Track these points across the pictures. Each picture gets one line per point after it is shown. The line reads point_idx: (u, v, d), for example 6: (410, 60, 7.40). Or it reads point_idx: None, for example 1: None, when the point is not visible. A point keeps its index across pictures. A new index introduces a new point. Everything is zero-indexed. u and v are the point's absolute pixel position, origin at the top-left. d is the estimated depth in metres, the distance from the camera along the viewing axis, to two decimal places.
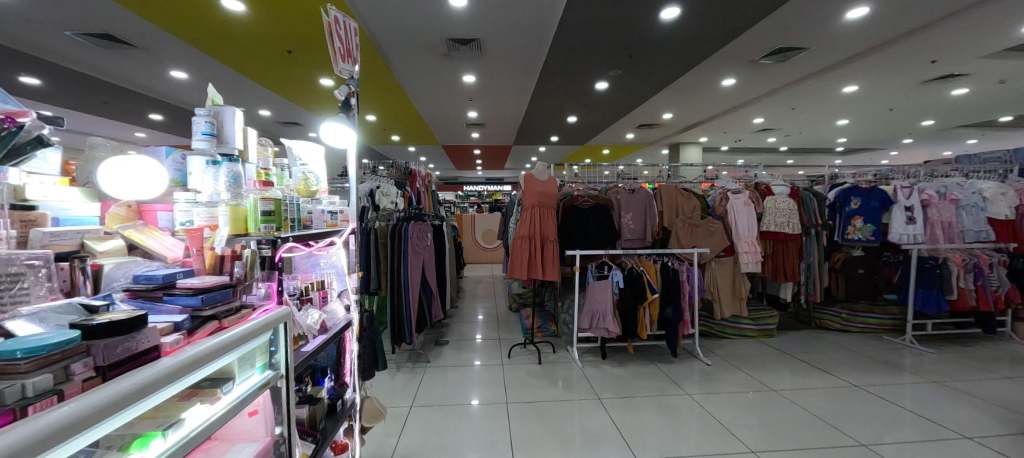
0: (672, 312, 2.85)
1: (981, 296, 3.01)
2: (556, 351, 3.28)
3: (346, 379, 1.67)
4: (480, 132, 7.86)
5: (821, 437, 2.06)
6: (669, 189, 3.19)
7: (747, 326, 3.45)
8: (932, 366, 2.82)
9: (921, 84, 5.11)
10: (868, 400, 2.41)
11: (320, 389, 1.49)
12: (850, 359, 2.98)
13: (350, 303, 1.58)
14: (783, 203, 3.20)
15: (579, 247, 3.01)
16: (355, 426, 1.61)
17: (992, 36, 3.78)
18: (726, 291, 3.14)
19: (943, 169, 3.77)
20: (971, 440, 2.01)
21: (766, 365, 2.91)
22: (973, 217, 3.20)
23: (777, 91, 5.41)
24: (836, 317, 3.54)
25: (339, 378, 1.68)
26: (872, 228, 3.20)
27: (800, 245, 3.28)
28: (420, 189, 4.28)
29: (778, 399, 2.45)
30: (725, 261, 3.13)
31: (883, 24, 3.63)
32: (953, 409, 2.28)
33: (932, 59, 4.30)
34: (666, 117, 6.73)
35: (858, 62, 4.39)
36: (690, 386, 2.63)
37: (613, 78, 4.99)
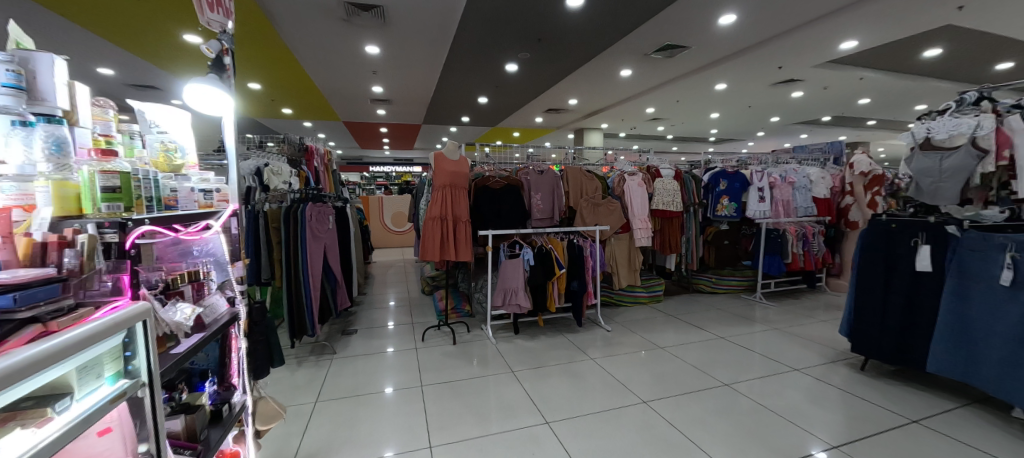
0: (578, 285, 3.08)
1: (806, 258, 3.83)
2: (470, 330, 3.32)
3: (232, 381, 1.50)
4: (387, 109, 7.38)
5: (696, 381, 2.46)
6: (575, 171, 3.38)
7: (640, 293, 3.89)
8: (774, 316, 3.52)
9: (772, 86, 6.14)
10: (729, 348, 2.93)
11: (199, 396, 1.32)
12: (718, 315, 3.57)
13: (236, 294, 1.42)
14: (669, 185, 3.64)
15: (491, 227, 3.07)
16: (248, 430, 1.46)
17: (819, 50, 4.70)
18: (624, 263, 3.49)
19: (785, 157, 4.62)
20: (798, 371, 2.58)
21: (656, 327, 3.34)
22: (803, 196, 3.97)
23: (666, 84, 6.03)
24: (708, 281, 4.20)
25: (223, 380, 1.50)
26: (734, 206, 3.80)
27: (681, 222, 3.78)
28: (318, 168, 3.90)
29: (664, 355, 2.84)
30: (622, 237, 3.47)
31: (745, 32, 4.26)
32: (788, 348, 2.89)
33: (778, 65, 5.20)
34: (571, 102, 7.08)
35: (726, 63, 5.11)
36: (594, 351, 2.91)
37: (523, 61, 5.05)
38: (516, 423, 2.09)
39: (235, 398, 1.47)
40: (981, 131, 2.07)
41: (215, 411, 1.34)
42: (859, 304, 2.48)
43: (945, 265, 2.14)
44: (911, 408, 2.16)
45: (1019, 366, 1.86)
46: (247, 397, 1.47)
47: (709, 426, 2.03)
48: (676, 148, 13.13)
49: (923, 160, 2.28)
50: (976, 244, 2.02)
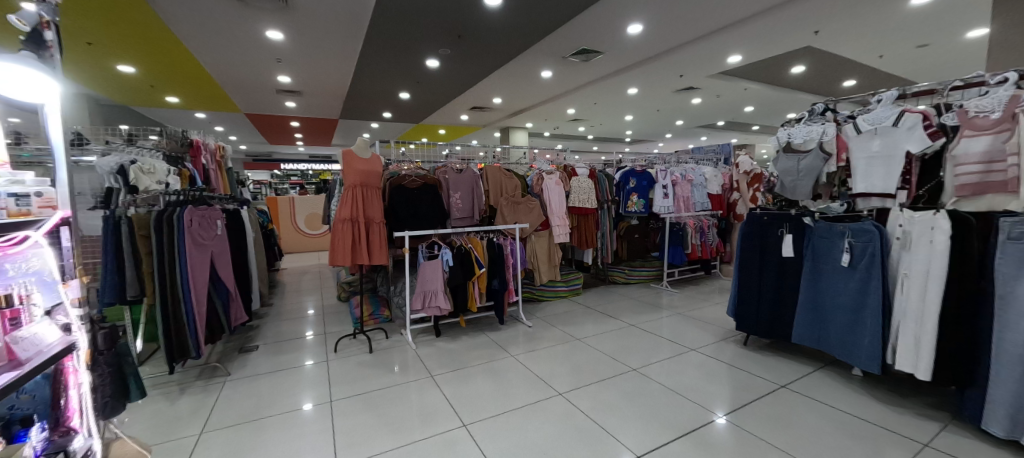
0: (499, 283, 3.11)
1: (702, 248, 4.26)
2: (389, 336, 3.17)
3: (73, 424, 1.09)
4: (297, 101, 6.78)
5: (608, 369, 2.62)
6: (494, 170, 3.41)
7: (560, 287, 4.03)
8: (677, 302, 3.87)
9: (675, 93, 6.76)
10: (638, 334, 3.15)
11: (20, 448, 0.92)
12: (629, 304, 3.84)
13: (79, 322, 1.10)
14: (584, 183, 3.83)
15: (408, 228, 2.95)
16: None
17: (712, 62, 5.26)
18: (544, 260, 3.59)
19: (685, 157, 5.11)
20: (695, 351, 2.86)
21: (574, 319, 3.49)
22: (700, 193, 4.40)
23: (584, 86, 6.33)
24: (621, 272, 4.48)
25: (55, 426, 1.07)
26: (642, 202, 4.07)
27: (596, 218, 3.99)
28: (207, 165, 3.43)
29: (581, 346, 2.96)
30: (542, 234, 3.57)
31: (650, 42, 4.62)
32: (686, 331, 3.19)
33: (679, 74, 5.73)
34: (496, 101, 7.13)
35: (636, 70, 5.50)
36: (515, 348, 2.94)
37: (443, 57, 4.95)
38: (432, 428, 2.04)
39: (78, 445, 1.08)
40: (826, 137, 2.45)
41: None
42: (742, 287, 2.82)
43: (804, 251, 2.51)
44: (781, 375, 2.50)
45: (856, 333, 2.25)
46: (94, 441, 1.13)
47: (617, 411, 2.16)
48: (597, 148, 13.93)
49: (786, 161, 2.64)
50: (825, 233, 2.39)
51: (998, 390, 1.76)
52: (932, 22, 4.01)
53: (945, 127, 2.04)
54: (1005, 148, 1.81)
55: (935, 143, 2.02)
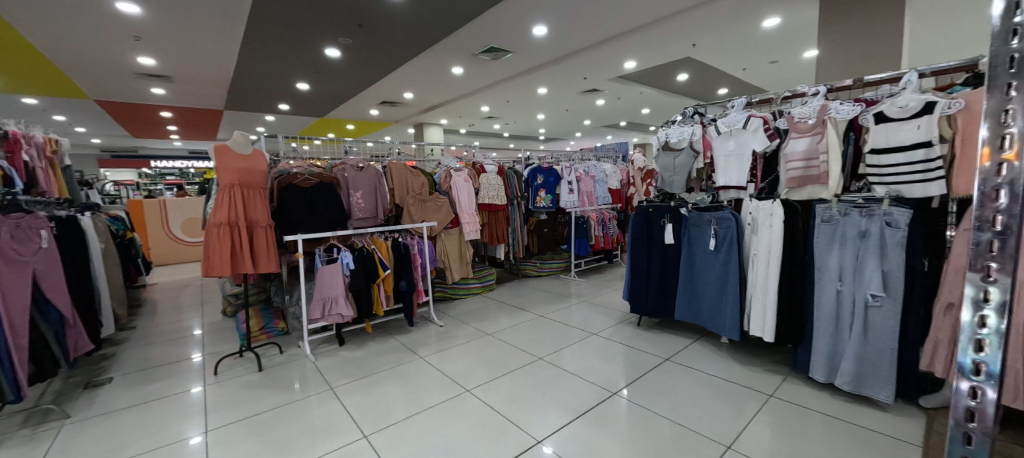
0: (406, 284, 3.02)
1: (605, 239, 4.61)
2: (284, 351, 2.90)
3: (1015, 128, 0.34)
4: (168, 88, 5.82)
5: (516, 361, 2.70)
6: (398, 167, 3.33)
7: (473, 284, 4.06)
8: (582, 291, 4.14)
9: (581, 94, 7.18)
10: (546, 324, 3.30)
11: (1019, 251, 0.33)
12: (540, 296, 4.00)
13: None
14: (493, 180, 3.94)
15: (302, 231, 2.72)
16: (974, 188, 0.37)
17: (611, 67, 5.68)
18: (455, 258, 3.63)
19: (589, 155, 5.48)
20: (595, 335, 3.09)
21: (486, 315, 3.53)
22: (602, 188, 4.76)
23: (496, 84, 6.41)
24: (533, 266, 4.66)
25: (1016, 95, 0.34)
26: (549, 197, 4.32)
27: (506, 214, 4.12)
28: (33, 163, 2.78)
29: (492, 341, 3.01)
30: (452, 232, 3.61)
31: (554, 44, 4.82)
32: (588, 317, 3.43)
33: (583, 76, 6.10)
34: (407, 96, 6.90)
35: (544, 70, 5.71)
36: (425, 349, 2.89)
37: (344, 47, 4.63)
38: (331, 444, 1.91)
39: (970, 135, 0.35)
40: (694, 138, 2.79)
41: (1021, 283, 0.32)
42: (634, 274, 3.10)
43: (681, 238, 2.84)
44: (666, 349, 2.81)
45: (722, 307, 2.61)
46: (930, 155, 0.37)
47: (522, 400, 2.24)
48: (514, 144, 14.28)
49: (664, 158, 2.97)
50: (696, 222, 2.73)
51: (820, 344, 2.17)
52: (780, 42, 4.79)
53: (779, 130, 2.44)
54: (819, 148, 2.23)
55: (772, 143, 2.41)
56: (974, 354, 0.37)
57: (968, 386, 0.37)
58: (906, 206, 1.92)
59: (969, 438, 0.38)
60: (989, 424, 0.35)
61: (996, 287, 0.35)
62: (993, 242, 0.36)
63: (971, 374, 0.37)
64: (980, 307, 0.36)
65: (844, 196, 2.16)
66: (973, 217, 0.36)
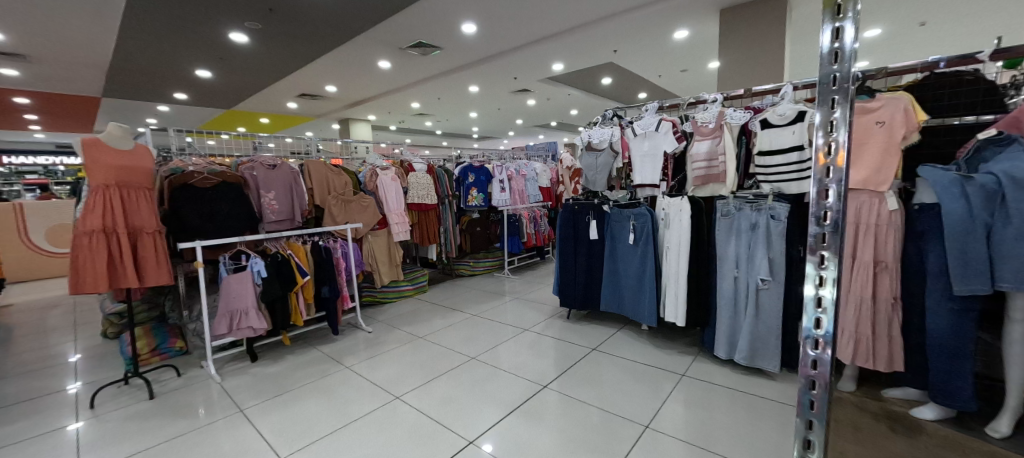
0: (329, 290, 2.85)
1: (537, 236, 4.74)
2: (183, 373, 2.57)
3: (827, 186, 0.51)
4: (21, 68, 4.84)
5: (448, 362, 2.67)
6: (317, 165, 3.11)
7: (404, 287, 3.94)
8: (515, 287, 4.21)
9: (512, 93, 7.28)
10: (480, 323, 3.31)
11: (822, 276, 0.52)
12: (473, 295, 4.00)
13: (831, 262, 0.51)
14: (422, 178, 3.87)
15: (200, 237, 2.42)
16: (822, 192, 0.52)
17: (541, 68, 5.83)
18: (384, 259, 3.52)
19: (520, 155, 5.59)
20: (526, 330, 3.16)
21: (418, 318, 3.45)
22: (533, 186, 4.89)
23: (426, 80, 6.25)
24: (467, 265, 4.65)
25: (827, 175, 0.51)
26: (481, 196, 4.33)
27: (437, 213, 4.06)
28: None
29: (424, 344, 2.95)
30: (380, 233, 3.48)
31: (484, 43, 4.82)
32: (520, 313, 3.50)
33: (514, 76, 6.19)
34: (329, 89, 6.47)
35: (475, 68, 5.69)
36: (352, 358, 2.74)
37: (252, 32, 4.21)
38: None
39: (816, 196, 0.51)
40: (614, 139, 2.97)
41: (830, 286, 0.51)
42: (562, 270, 3.22)
43: (604, 233, 3.01)
44: (592, 339, 2.96)
45: (641, 297, 2.81)
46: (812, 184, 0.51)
47: (455, 402, 2.22)
48: (448, 142, 14.10)
49: (588, 158, 3.12)
50: (617, 218, 2.90)
51: (721, 325, 2.44)
52: (688, 53, 5.28)
53: (686, 133, 2.67)
54: (718, 150, 2.47)
55: (680, 145, 2.64)
56: (815, 327, 0.54)
57: (813, 353, 0.54)
58: (785, 201, 2.19)
59: (813, 398, 0.55)
60: (824, 376, 0.53)
61: (825, 271, 0.52)
62: (823, 234, 0.53)
63: (814, 342, 0.54)
64: (816, 286, 0.53)
65: (738, 192, 2.41)
66: (811, 213, 0.52)
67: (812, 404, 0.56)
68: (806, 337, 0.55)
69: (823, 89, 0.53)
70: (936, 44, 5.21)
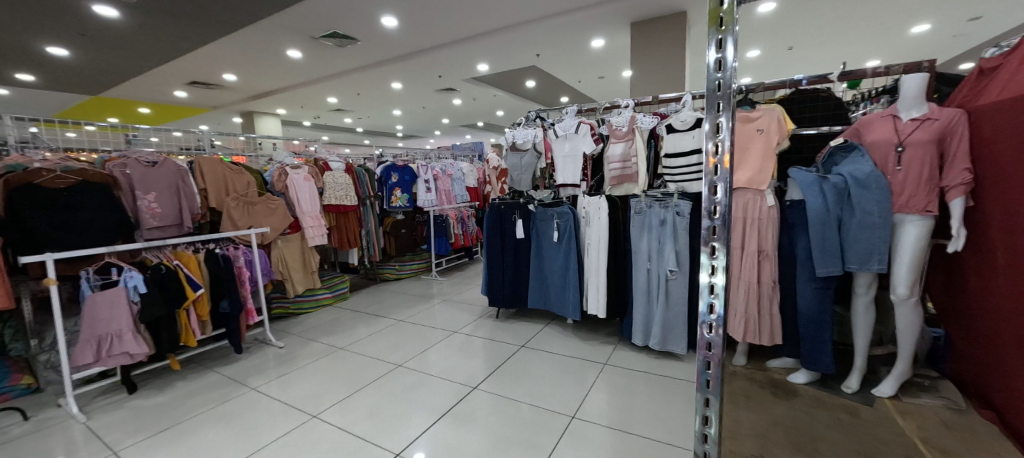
0: (229, 305, 2.52)
1: (464, 237, 4.70)
2: (30, 416, 2.08)
3: (715, 194, 0.58)
4: None
5: (372, 372, 2.51)
6: (212, 163, 2.75)
7: (322, 295, 3.65)
8: (444, 289, 4.12)
9: (437, 92, 7.14)
10: (407, 328, 3.17)
11: (715, 272, 0.58)
12: (400, 300, 3.83)
13: (716, 256, 0.58)
14: (340, 178, 3.63)
15: (53, 248, 1.97)
16: (714, 191, 0.58)
17: (467, 67, 5.79)
18: (298, 267, 3.22)
19: (446, 154, 5.51)
20: (455, 332, 3.10)
21: (338, 328, 3.20)
22: (459, 186, 4.85)
23: (343, 73, 5.85)
24: (392, 269, 4.45)
25: (716, 181, 0.57)
26: (406, 197, 4.20)
27: (358, 215, 3.86)
28: None
29: (346, 355, 2.75)
30: (291, 238, 3.19)
31: (406, 38, 4.64)
32: (449, 315, 3.43)
33: (439, 74, 6.05)
34: (227, 77, 5.74)
35: (397, 64, 5.46)
36: (260, 378, 2.45)
37: (120, 6, 3.56)
38: None
39: (709, 196, 0.58)
40: (537, 140, 3.05)
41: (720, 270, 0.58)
42: (491, 269, 3.22)
43: (529, 232, 3.08)
44: (522, 337, 3.01)
45: (565, 292, 2.93)
46: (707, 184, 0.58)
47: (381, 413, 2.10)
48: (369, 140, 13.39)
49: (513, 158, 3.18)
50: (542, 217, 2.99)
51: (637, 314, 2.63)
52: (605, 61, 5.63)
53: (603, 135, 2.84)
54: (630, 152, 2.66)
55: (597, 147, 2.79)
56: (710, 313, 0.60)
57: (708, 338, 0.59)
58: (687, 199, 2.43)
59: (710, 378, 0.60)
60: (716, 357, 0.58)
61: (717, 261, 0.58)
62: (714, 227, 0.58)
63: (708, 327, 0.59)
64: (710, 275, 0.59)
65: (649, 191, 2.63)
66: (704, 207, 0.57)
67: (709, 384, 0.61)
68: (703, 320, 0.60)
69: (711, 94, 0.57)
70: (796, 66, 6.24)
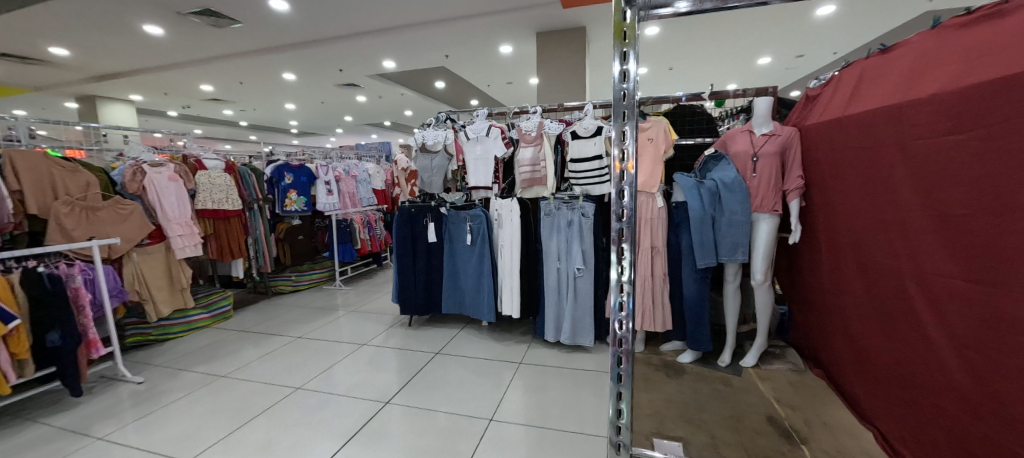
0: (60, 337, 1.96)
1: (372, 242, 4.41)
2: None
3: (624, 200, 0.62)
4: None
5: (264, 399, 2.19)
6: (32, 158, 2.16)
7: (196, 316, 3.08)
8: (350, 300, 3.80)
9: (337, 87, 6.59)
10: (308, 345, 2.84)
11: (620, 272, 0.63)
12: (297, 314, 3.42)
13: (623, 257, 0.63)
14: (218, 179, 3.13)
15: None
16: (621, 194, 0.62)
17: (371, 63, 5.45)
18: (160, 285, 2.71)
19: (348, 154, 5.09)
20: (365, 345, 2.88)
21: (218, 352, 2.73)
22: (365, 188, 4.54)
23: (220, 58, 5.05)
24: (288, 280, 3.95)
25: (623, 185, 0.61)
26: (303, 200, 3.78)
27: (242, 221, 3.37)
28: None
29: (229, 383, 2.34)
30: (150, 251, 2.67)
31: (299, 24, 4.18)
32: (357, 327, 3.17)
33: (339, 68, 5.58)
34: (50, 49, 4.52)
35: (289, 52, 4.89)
36: (108, 425, 1.96)
37: None
38: None
39: (619, 200, 0.62)
40: (448, 142, 2.99)
41: (626, 270, 0.63)
42: (402, 276, 3.06)
43: (442, 235, 3.02)
44: (437, 344, 2.91)
45: (480, 294, 2.93)
46: (617, 187, 0.62)
47: (280, 443, 1.84)
48: (255, 136, 11.79)
49: (422, 159, 3.07)
50: (455, 219, 2.95)
51: (549, 311, 2.74)
52: (513, 67, 5.80)
53: (512, 139, 2.91)
54: (540, 156, 2.77)
55: (508, 150, 2.84)
56: (620, 309, 0.64)
57: (620, 334, 0.63)
58: (591, 200, 2.61)
59: (621, 373, 0.64)
60: (626, 349, 0.63)
61: (624, 260, 0.63)
62: (623, 229, 0.62)
63: (620, 321, 0.64)
64: (620, 274, 0.63)
65: (557, 194, 2.75)
66: (614, 210, 0.61)
67: (620, 379, 0.64)
68: (614, 316, 0.64)
69: (617, 102, 0.61)
70: (675, 85, 7.20)
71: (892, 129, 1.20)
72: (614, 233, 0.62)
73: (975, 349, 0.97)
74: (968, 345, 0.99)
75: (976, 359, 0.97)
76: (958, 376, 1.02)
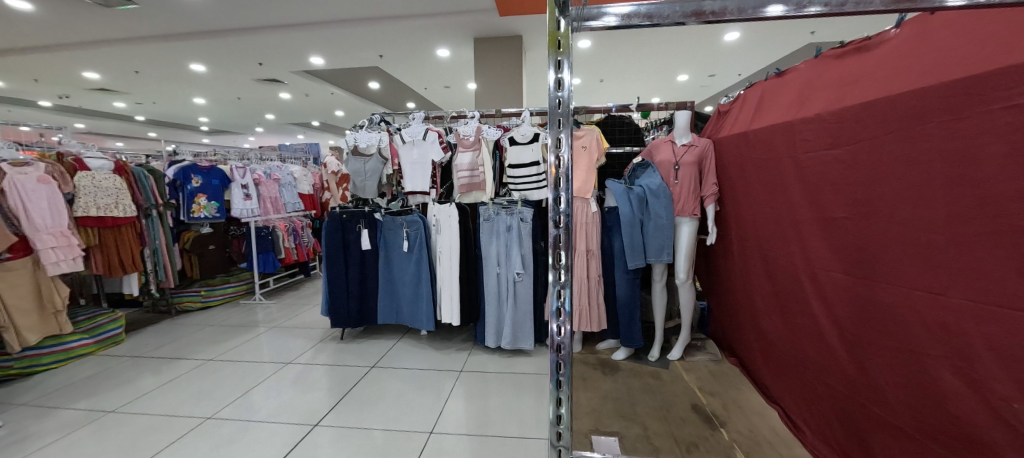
0: None
1: (298, 251, 4.05)
2: None
3: (562, 206, 0.63)
4: None
5: (167, 433, 1.89)
6: None
7: (75, 342, 2.58)
8: (273, 315, 3.44)
9: (256, 82, 6.00)
10: (220, 369, 2.51)
11: (557, 275, 0.63)
12: (208, 334, 3.02)
13: (560, 260, 0.64)
14: (104, 181, 2.68)
15: None
16: (558, 199, 0.64)
17: (297, 58, 5.05)
18: (25, 307, 2.23)
19: (269, 155, 4.63)
20: (291, 363, 2.62)
21: (104, 384, 2.31)
22: (290, 193, 4.15)
23: (108, 42, 4.34)
24: (196, 296, 3.48)
25: (559, 191, 0.63)
26: (215, 205, 3.40)
27: (136, 228, 2.93)
28: None
29: (119, 419, 1.99)
30: (12, 267, 2.19)
31: (210, 10, 3.75)
32: (281, 345, 2.88)
33: (259, 61, 5.09)
34: None
35: (197, 40, 4.36)
36: None
37: None
38: None
39: (556, 206, 0.63)
40: (382, 144, 2.85)
41: (564, 274, 0.64)
42: (332, 286, 2.85)
43: (376, 242, 2.88)
44: (373, 357, 2.74)
45: (418, 303, 2.82)
46: (554, 193, 0.63)
47: None
48: (154, 133, 10.30)
49: (355, 163, 2.89)
50: (390, 225, 2.83)
51: (490, 317, 2.73)
52: (452, 71, 5.74)
53: (450, 143, 2.86)
54: (478, 161, 2.76)
55: (446, 155, 2.80)
56: (558, 312, 0.65)
57: (558, 336, 0.64)
58: (530, 205, 2.65)
59: (560, 376, 0.64)
60: (564, 350, 0.64)
61: (561, 263, 0.64)
62: (559, 235, 0.64)
63: (558, 325, 0.65)
64: (556, 276, 0.64)
65: (495, 199, 2.76)
66: (551, 216, 0.62)
67: (559, 383, 0.65)
68: (552, 320, 0.65)
69: (554, 110, 0.62)
70: (606, 96, 7.66)
71: (787, 142, 1.38)
72: (552, 237, 0.63)
73: (854, 333, 1.15)
74: (851, 331, 1.16)
75: (856, 341, 1.14)
76: (844, 358, 1.19)
